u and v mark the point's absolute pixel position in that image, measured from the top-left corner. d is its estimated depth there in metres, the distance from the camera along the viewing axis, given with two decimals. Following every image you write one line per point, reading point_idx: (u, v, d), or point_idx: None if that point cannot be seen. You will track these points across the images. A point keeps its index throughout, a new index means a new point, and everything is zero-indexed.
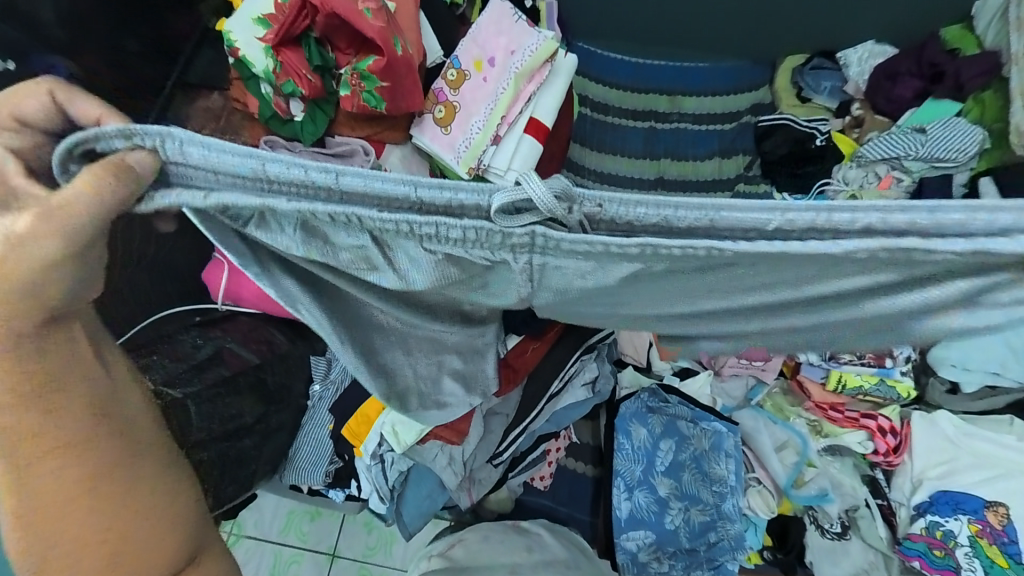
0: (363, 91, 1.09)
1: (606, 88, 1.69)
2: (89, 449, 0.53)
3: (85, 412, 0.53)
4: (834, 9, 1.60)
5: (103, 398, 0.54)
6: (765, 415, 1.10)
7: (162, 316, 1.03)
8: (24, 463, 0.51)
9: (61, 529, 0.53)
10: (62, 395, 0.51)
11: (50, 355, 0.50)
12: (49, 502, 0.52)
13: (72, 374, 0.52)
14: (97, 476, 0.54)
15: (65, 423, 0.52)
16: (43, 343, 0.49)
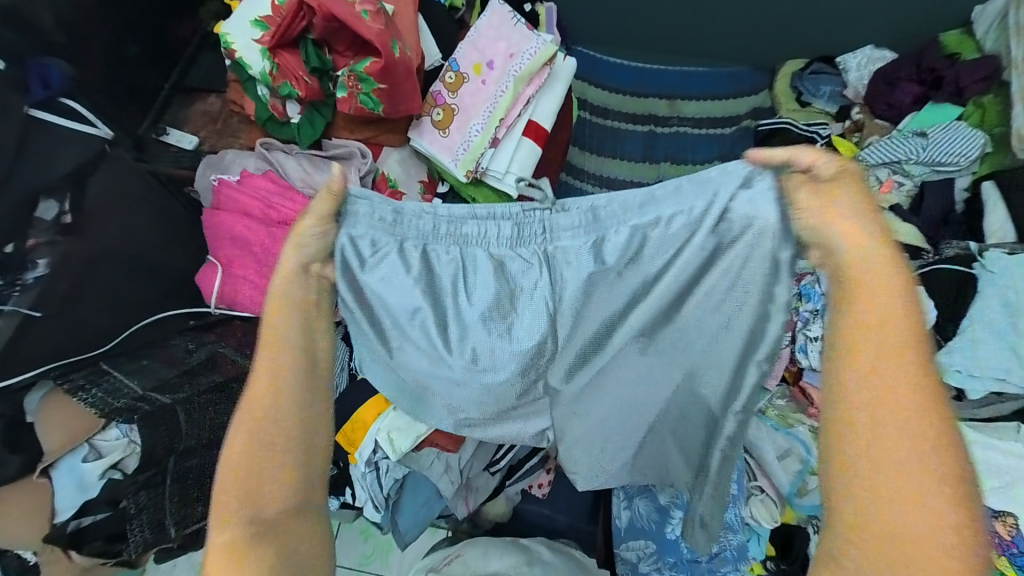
0: (360, 93, 1.08)
1: (606, 92, 1.69)
2: (290, 385, 0.57)
3: (302, 353, 0.58)
4: (832, 14, 1.60)
5: (307, 354, 0.58)
6: (768, 423, 1.08)
7: (157, 320, 1.00)
8: (261, 377, 0.57)
9: (253, 440, 0.55)
10: (294, 326, 0.58)
11: (299, 299, 0.59)
12: (257, 417, 0.56)
13: (304, 317, 0.59)
14: (285, 411, 0.56)
15: (287, 355, 0.57)
16: (299, 284, 0.59)
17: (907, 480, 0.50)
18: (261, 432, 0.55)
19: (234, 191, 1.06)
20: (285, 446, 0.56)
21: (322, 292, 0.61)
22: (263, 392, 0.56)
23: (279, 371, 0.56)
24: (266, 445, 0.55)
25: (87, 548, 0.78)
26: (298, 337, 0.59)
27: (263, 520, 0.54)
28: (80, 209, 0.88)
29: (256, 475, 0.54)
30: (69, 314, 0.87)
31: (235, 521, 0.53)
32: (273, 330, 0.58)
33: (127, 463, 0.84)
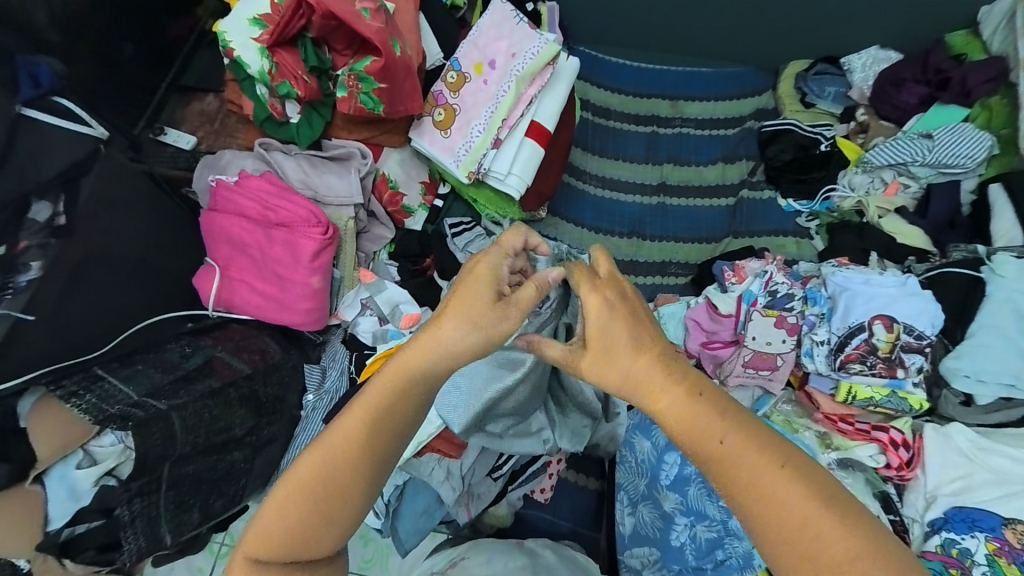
0: (360, 92, 1.06)
1: (609, 92, 1.67)
2: (387, 419, 0.52)
3: (411, 389, 0.53)
4: (837, 14, 1.59)
5: (413, 397, 0.53)
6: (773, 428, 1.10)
7: (152, 323, 0.98)
8: (365, 406, 0.52)
9: (326, 462, 0.52)
10: (420, 364, 0.53)
11: (449, 350, 0.53)
12: (340, 437, 0.52)
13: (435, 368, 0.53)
14: (362, 443, 0.52)
15: (402, 393, 0.53)
16: (455, 330, 0.53)
17: (789, 516, 0.46)
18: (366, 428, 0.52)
19: (230, 192, 1.05)
20: (378, 449, 0.52)
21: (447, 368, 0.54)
22: (399, 383, 0.52)
23: (388, 394, 0.52)
24: (365, 444, 0.52)
25: (77, 558, 0.76)
26: (468, 350, 0.53)
27: (322, 511, 0.52)
28: (73, 211, 0.86)
29: (345, 457, 0.52)
30: (61, 319, 0.85)
31: (302, 491, 0.51)
32: (445, 331, 0.53)
33: (121, 470, 0.83)
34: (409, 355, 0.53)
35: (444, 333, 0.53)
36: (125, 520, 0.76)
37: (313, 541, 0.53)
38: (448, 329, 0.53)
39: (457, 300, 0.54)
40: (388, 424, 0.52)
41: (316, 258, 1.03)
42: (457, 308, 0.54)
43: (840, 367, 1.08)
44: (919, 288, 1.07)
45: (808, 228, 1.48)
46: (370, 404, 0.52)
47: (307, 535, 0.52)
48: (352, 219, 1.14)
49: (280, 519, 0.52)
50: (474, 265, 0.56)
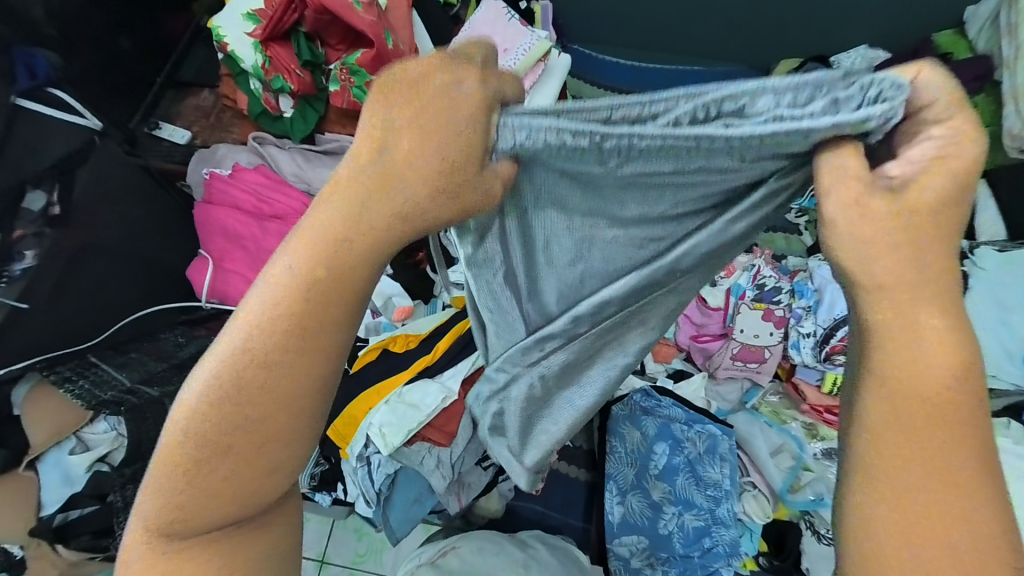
0: (353, 86, 1.07)
1: (602, 91, 1.69)
2: (301, 324, 0.37)
3: (320, 275, 0.37)
4: (826, 14, 1.61)
5: (335, 287, 0.38)
6: (761, 420, 1.11)
7: (147, 313, 1.00)
8: (269, 312, 0.37)
9: (225, 395, 0.38)
10: (336, 239, 0.37)
11: (364, 209, 0.37)
12: (247, 355, 0.38)
13: (350, 243, 0.37)
14: (270, 360, 0.37)
15: (307, 282, 0.37)
16: (377, 189, 0.36)
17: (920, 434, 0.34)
18: (265, 335, 0.37)
19: (225, 184, 1.07)
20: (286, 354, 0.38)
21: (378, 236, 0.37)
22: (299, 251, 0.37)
23: (305, 275, 0.37)
24: (270, 356, 0.38)
25: (74, 541, 0.78)
26: (416, 211, 0.37)
27: (210, 462, 0.38)
28: (69, 201, 0.86)
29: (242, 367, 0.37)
30: (55, 309, 0.84)
31: (189, 430, 0.38)
32: (383, 181, 0.36)
33: (115, 456, 0.83)
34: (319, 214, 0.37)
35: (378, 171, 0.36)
36: (118, 506, 0.78)
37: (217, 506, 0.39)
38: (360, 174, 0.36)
39: (382, 133, 0.36)
40: (301, 330, 0.38)
41: None
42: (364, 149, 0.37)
43: (826, 358, 1.10)
44: None
45: (798, 224, 1.48)
46: (257, 301, 0.38)
47: (209, 499, 0.38)
48: None
49: (177, 479, 0.38)
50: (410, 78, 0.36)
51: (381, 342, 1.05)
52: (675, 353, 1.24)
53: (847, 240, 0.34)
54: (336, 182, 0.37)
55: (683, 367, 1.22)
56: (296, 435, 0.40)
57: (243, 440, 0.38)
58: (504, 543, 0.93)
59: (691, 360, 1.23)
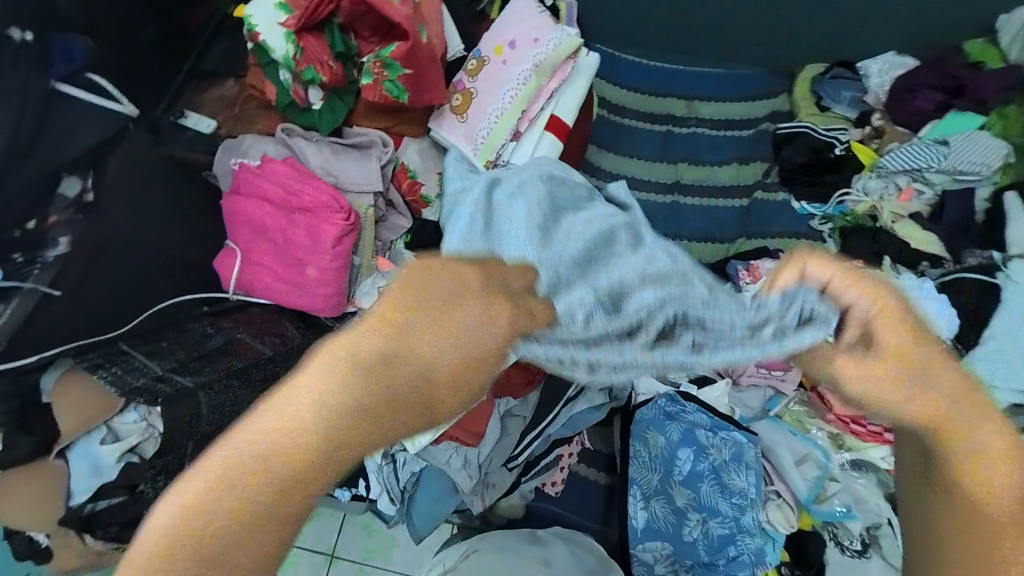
0: (385, 80, 1.07)
1: (624, 91, 1.67)
2: (301, 464, 0.46)
3: (311, 433, 0.47)
4: (853, 19, 1.59)
5: (314, 430, 0.47)
6: (783, 428, 1.10)
7: (170, 303, 0.96)
8: (256, 464, 0.46)
9: (197, 516, 0.45)
10: (332, 412, 0.47)
11: (340, 369, 0.49)
12: (218, 486, 0.45)
13: (332, 378, 0.48)
14: (262, 484, 0.46)
15: (305, 428, 0.47)
16: (357, 365, 0.50)
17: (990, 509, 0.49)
18: (291, 447, 0.46)
19: (254, 175, 1.05)
20: (347, 462, 0.49)
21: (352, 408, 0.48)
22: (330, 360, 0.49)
23: (302, 435, 0.47)
24: (297, 466, 0.46)
25: (100, 533, 0.76)
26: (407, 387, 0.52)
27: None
28: (100, 185, 0.89)
29: (281, 446, 0.46)
30: (83, 293, 0.85)
31: (151, 554, 0.44)
32: (372, 347, 0.51)
33: (145, 448, 0.81)
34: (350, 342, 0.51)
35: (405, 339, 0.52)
36: (148, 496, 0.77)
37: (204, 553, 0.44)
38: (393, 329, 0.52)
39: (385, 321, 0.53)
40: (296, 464, 0.46)
41: (339, 244, 1.03)
42: (371, 338, 0.51)
43: None
44: (935, 292, 1.09)
45: (821, 231, 1.45)
46: (255, 437, 0.46)
47: (195, 562, 0.44)
48: (373, 207, 1.13)
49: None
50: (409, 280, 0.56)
51: None
52: None
53: (865, 383, 0.52)
54: (332, 358, 0.49)
55: (707, 371, 1.18)
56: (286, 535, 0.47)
57: (231, 534, 0.45)
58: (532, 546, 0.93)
59: None
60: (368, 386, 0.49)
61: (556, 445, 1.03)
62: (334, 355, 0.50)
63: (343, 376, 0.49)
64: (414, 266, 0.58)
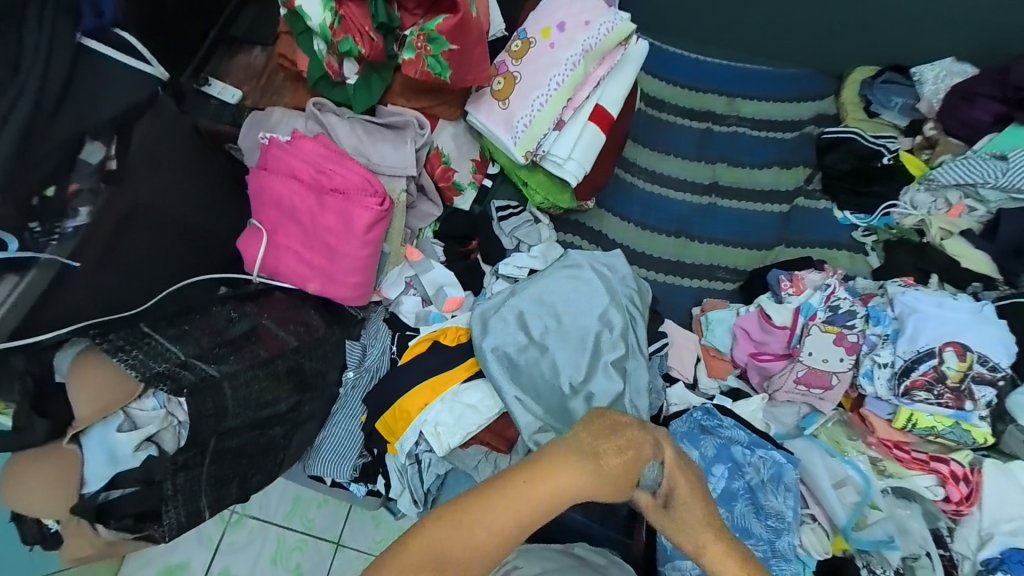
0: (428, 55, 1.00)
1: (664, 84, 1.59)
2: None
3: (453, 552, 0.50)
4: (913, 20, 1.50)
5: (451, 571, 0.50)
6: (821, 448, 1.04)
7: (188, 284, 0.92)
8: (405, 575, 0.49)
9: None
10: (472, 536, 0.51)
11: (476, 516, 0.51)
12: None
13: (465, 572, 0.50)
14: None
15: (451, 556, 0.50)
16: (507, 501, 0.52)
17: None
18: (432, 558, 0.50)
19: (283, 151, 0.98)
20: None
21: (490, 537, 0.51)
22: (531, 510, 0.52)
23: (439, 558, 0.50)
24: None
25: (113, 525, 0.74)
26: (529, 525, 0.52)
27: None
28: (125, 156, 0.80)
29: (441, 561, 0.50)
30: (104, 271, 0.79)
31: None
32: (519, 497, 0.52)
33: (163, 440, 0.79)
34: (553, 486, 0.53)
35: (590, 479, 0.54)
36: (167, 492, 0.75)
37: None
38: (590, 461, 0.55)
39: (523, 480, 0.53)
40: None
41: (371, 232, 0.96)
42: (519, 477, 0.54)
43: (904, 393, 1.03)
44: (995, 317, 1.04)
45: (864, 244, 1.39)
46: (404, 560, 0.50)
47: None
48: (405, 192, 1.08)
49: None
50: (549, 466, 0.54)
51: (432, 333, 0.98)
52: (729, 369, 1.19)
53: None
54: (481, 511, 0.52)
55: (737, 385, 1.17)
56: None
57: None
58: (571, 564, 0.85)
59: (745, 378, 1.18)
60: (490, 529, 0.51)
61: None
62: (480, 495, 0.52)
63: (469, 523, 0.51)
64: (608, 413, 0.60)
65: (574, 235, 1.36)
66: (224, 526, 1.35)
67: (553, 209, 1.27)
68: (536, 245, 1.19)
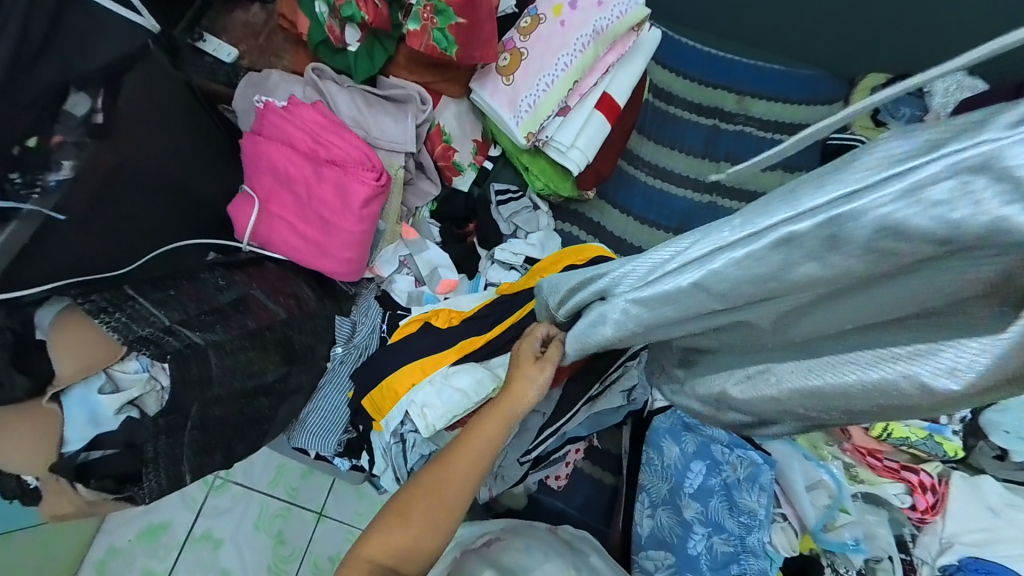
0: (434, 27, 0.97)
1: (674, 75, 1.56)
2: (441, 490, 0.72)
3: (451, 472, 0.73)
4: (929, 31, 1.48)
5: (451, 485, 0.73)
6: (800, 452, 1.04)
7: (179, 248, 0.90)
8: (421, 493, 0.73)
9: (398, 512, 0.73)
10: (460, 453, 0.74)
11: (461, 441, 0.74)
12: (400, 505, 0.73)
13: (463, 479, 0.73)
14: (422, 504, 0.72)
15: (449, 472, 0.73)
16: (476, 422, 0.74)
17: None
18: (438, 476, 0.73)
19: (279, 118, 0.95)
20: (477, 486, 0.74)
21: (476, 450, 0.73)
22: (494, 429, 0.73)
23: (443, 476, 0.73)
24: (441, 492, 0.72)
25: (93, 484, 0.72)
26: (497, 437, 0.74)
27: (387, 536, 0.72)
28: (113, 111, 0.77)
29: (443, 479, 0.73)
30: (88, 229, 0.77)
31: (374, 531, 0.72)
32: (484, 412, 0.75)
33: (145, 403, 0.78)
34: (495, 410, 0.74)
35: (529, 383, 0.73)
36: (149, 455, 0.74)
37: (425, 553, 0.72)
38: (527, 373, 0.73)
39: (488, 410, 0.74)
40: (447, 500, 0.72)
41: (366, 207, 0.94)
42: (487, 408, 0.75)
43: None
44: None
45: None
46: (418, 486, 0.73)
47: (392, 549, 0.71)
48: (404, 168, 1.05)
49: (373, 542, 0.72)
50: (505, 393, 0.74)
51: (424, 314, 0.98)
52: None
53: None
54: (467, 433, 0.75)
55: None
56: (445, 524, 0.72)
57: (411, 522, 0.72)
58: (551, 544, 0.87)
59: None
60: (478, 447, 0.73)
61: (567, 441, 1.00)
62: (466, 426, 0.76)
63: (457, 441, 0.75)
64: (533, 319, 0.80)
65: (574, 224, 1.34)
66: (207, 489, 1.36)
67: (554, 197, 1.25)
68: (534, 233, 1.18)
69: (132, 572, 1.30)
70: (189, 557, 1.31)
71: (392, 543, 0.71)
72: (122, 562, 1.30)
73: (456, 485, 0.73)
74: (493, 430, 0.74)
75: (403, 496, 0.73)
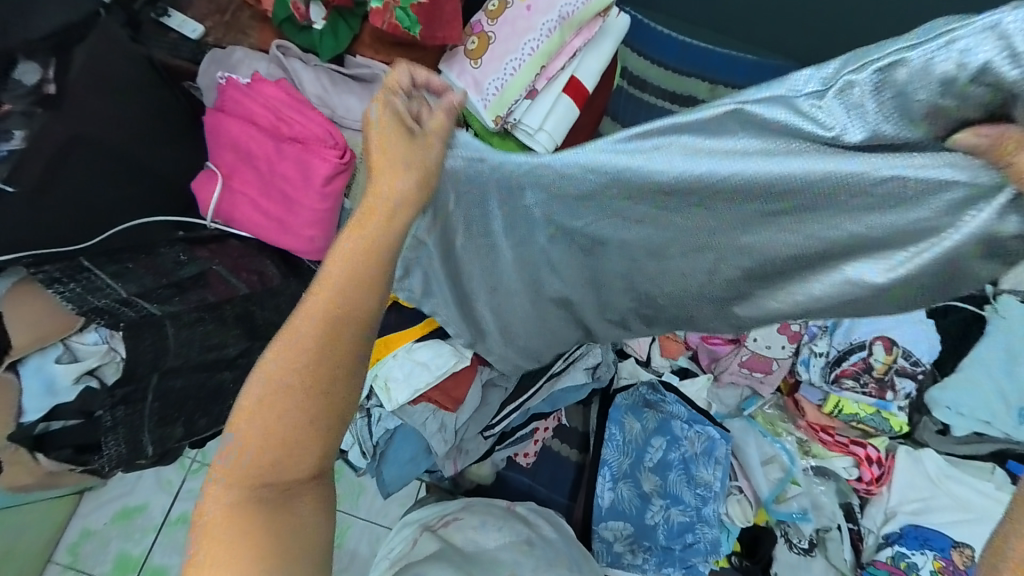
0: (396, 7, 0.97)
1: (649, 63, 1.57)
2: (297, 383, 0.55)
3: (303, 357, 0.56)
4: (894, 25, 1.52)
5: (305, 366, 0.56)
6: (755, 428, 1.12)
7: (140, 223, 0.89)
8: (268, 402, 0.55)
9: (255, 438, 0.55)
10: (304, 329, 0.56)
11: (304, 317, 0.56)
12: (252, 432, 0.55)
13: (319, 350, 0.56)
14: (286, 419, 0.55)
15: (294, 360, 0.55)
16: (320, 288, 0.57)
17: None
18: (282, 368, 0.55)
19: (240, 94, 0.95)
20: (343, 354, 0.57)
21: (334, 303, 0.56)
22: (357, 267, 0.57)
23: (287, 368, 0.55)
24: (301, 382, 0.55)
25: (52, 454, 0.73)
26: (361, 274, 0.57)
27: (251, 475, 0.54)
28: (64, 81, 0.78)
29: (293, 360, 0.55)
30: (44, 200, 0.76)
31: (228, 480, 0.54)
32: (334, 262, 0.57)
33: (105, 373, 0.77)
34: (344, 254, 0.58)
35: (397, 175, 0.58)
36: (107, 425, 0.73)
37: (301, 449, 0.56)
38: (398, 175, 0.58)
39: (339, 250, 0.58)
40: (303, 387, 0.55)
41: (329, 184, 0.94)
42: (341, 259, 0.57)
43: (834, 380, 1.08)
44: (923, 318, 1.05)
45: None
46: (260, 397, 0.55)
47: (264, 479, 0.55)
48: None
49: (229, 487, 0.54)
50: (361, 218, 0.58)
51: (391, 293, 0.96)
52: (681, 351, 1.22)
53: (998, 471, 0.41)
54: (308, 307, 0.57)
55: (687, 365, 1.21)
56: (324, 421, 0.57)
57: (272, 444, 0.55)
58: (510, 520, 0.88)
59: (695, 359, 1.23)
60: (340, 302, 0.56)
61: (533, 419, 1.02)
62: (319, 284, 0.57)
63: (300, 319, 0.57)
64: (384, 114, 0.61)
65: None
66: (184, 472, 1.36)
67: None
68: None
69: (107, 555, 1.30)
70: (165, 540, 1.31)
71: (264, 437, 0.55)
72: (95, 545, 1.30)
73: (306, 361, 0.56)
74: (342, 275, 0.57)
75: (248, 417, 0.55)
